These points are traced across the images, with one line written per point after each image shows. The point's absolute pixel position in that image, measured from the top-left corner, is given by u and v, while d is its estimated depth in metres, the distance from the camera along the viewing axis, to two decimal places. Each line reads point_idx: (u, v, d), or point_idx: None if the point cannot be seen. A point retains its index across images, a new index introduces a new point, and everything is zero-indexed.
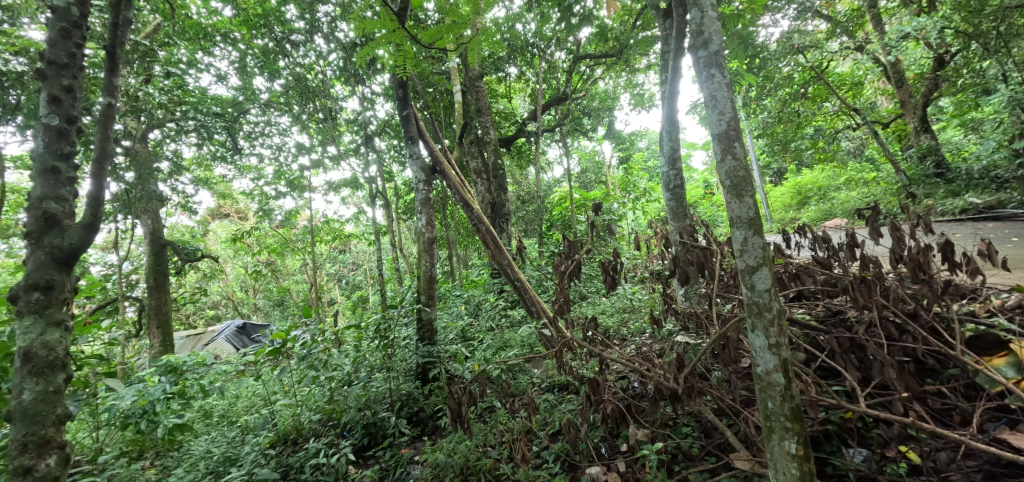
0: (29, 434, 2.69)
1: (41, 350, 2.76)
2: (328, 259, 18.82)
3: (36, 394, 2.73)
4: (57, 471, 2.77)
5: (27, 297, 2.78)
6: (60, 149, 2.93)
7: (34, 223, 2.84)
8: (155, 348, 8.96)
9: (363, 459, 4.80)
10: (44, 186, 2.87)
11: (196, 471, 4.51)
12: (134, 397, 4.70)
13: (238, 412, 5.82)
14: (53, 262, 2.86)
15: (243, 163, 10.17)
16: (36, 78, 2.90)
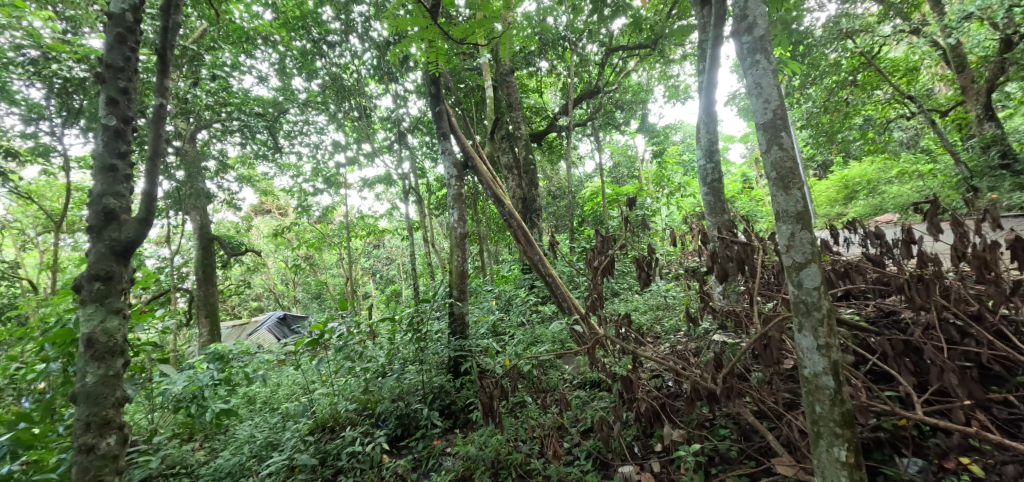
0: (92, 414, 2.88)
1: (102, 337, 2.95)
2: (362, 254, 19.31)
3: (98, 377, 2.92)
4: (117, 450, 2.96)
5: (89, 286, 2.97)
6: (117, 149, 3.11)
7: (94, 217, 3.02)
8: (203, 338, 9.41)
9: (397, 449, 4.90)
10: (103, 184, 3.05)
11: (241, 454, 4.74)
12: (186, 383, 4.99)
13: (279, 399, 6.07)
14: (111, 254, 3.05)
15: (283, 161, 10.54)
16: (95, 81, 3.07)
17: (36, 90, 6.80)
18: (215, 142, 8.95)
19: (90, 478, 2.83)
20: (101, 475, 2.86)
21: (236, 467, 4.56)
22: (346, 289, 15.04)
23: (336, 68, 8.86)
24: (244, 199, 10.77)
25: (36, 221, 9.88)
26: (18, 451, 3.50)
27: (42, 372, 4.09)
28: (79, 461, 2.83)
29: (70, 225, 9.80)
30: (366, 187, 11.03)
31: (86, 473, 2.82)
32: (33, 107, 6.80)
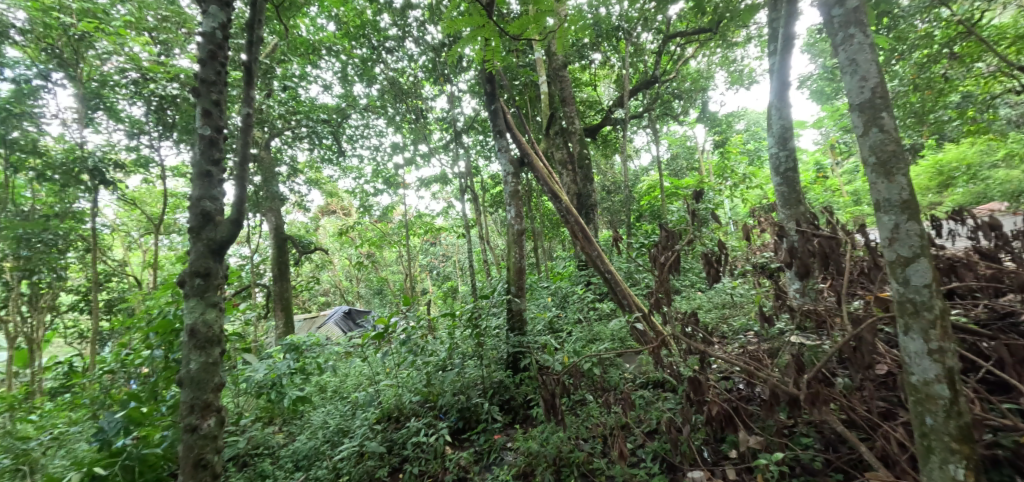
0: (195, 397, 3.19)
1: (202, 328, 3.25)
2: (420, 251, 19.89)
3: (200, 364, 3.22)
4: (215, 431, 3.25)
5: (191, 282, 3.27)
6: (211, 156, 3.40)
7: (194, 219, 3.33)
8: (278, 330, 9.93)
9: (459, 441, 5.01)
10: (200, 188, 3.35)
11: (316, 438, 5.08)
12: (267, 371, 5.40)
13: (347, 388, 6.41)
14: (209, 253, 3.34)
15: (346, 164, 11.07)
16: (191, 93, 3.37)
17: (138, 109, 7.63)
18: (287, 149, 9.57)
19: (195, 455, 3.15)
20: (203, 453, 3.16)
21: (312, 451, 4.90)
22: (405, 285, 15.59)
23: (393, 72, 9.19)
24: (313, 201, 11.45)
25: (139, 225, 11.06)
26: (129, 426, 4.03)
27: (146, 357, 4.71)
28: (186, 439, 3.13)
29: (167, 227, 10.90)
30: (423, 186, 11.34)
31: (191, 450, 3.14)
32: (135, 123, 7.63)
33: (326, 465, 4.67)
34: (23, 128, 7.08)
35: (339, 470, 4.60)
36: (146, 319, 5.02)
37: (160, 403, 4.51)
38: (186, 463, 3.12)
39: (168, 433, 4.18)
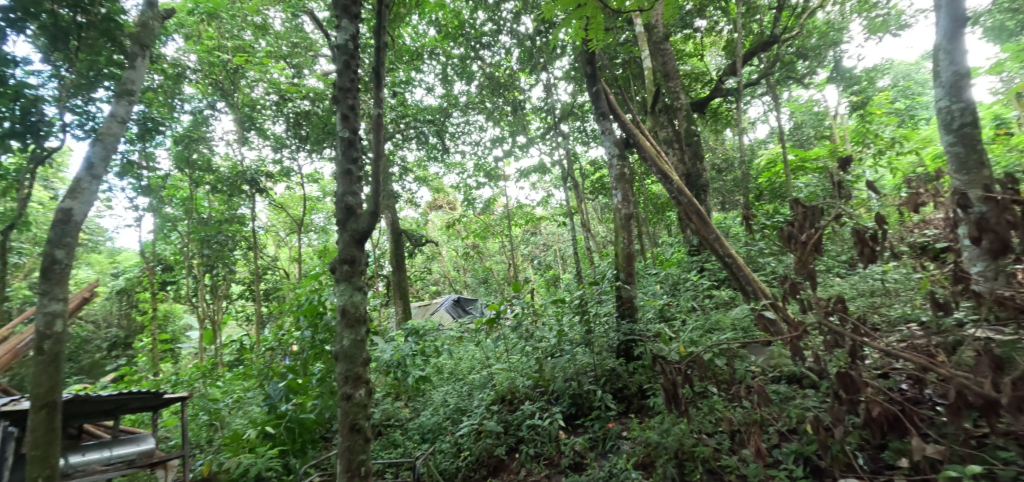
0: (348, 370, 3.60)
1: (352, 308, 3.66)
2: (522, 240, 20.19)
3: (351, 340, 3.64)
4: (365, 401, 3.63)
5: (341, 268, 3.71)
6: (350, 156, 3.80)
7: (340, 213, 3.76)
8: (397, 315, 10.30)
9: (572, 427, 5.02)
10: (344, 185, 3.77)
11: (438, 415, 5.63)
12: (393, 352, 5.94)
13: (463, 371, 6.78)
14: (353, 242, 3.73)
15: (450, 161, 11.54)
16: (331, 101, 3.81)
17: (280, 126, 8.73)
18: (399, 150, 10.35)
19: (351, 419, 3.56)
20: (356, 419, 3.55)
21: (435, 426, 5.44)
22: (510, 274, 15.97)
23: (490, 67, 9.38)
24: (423, 197, 12.13)
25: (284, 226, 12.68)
26: (290, 394, 5.63)
27: (297, 336, 5.99)
28: (343, 406, 3.55)
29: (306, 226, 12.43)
30: (522, 177, 11.42)
31: (347, 416, 3.54)
32: (278, 139, 8.83)
33: (451, 440, 5.04)
34: (198, 149, 8.33)
35: (462, 444, 4.97)
36: (295, 303, 6.23)
37: (311, 375, 5.74)
38: (344, 427, 3.54)
39: (317, 401, 5.70)
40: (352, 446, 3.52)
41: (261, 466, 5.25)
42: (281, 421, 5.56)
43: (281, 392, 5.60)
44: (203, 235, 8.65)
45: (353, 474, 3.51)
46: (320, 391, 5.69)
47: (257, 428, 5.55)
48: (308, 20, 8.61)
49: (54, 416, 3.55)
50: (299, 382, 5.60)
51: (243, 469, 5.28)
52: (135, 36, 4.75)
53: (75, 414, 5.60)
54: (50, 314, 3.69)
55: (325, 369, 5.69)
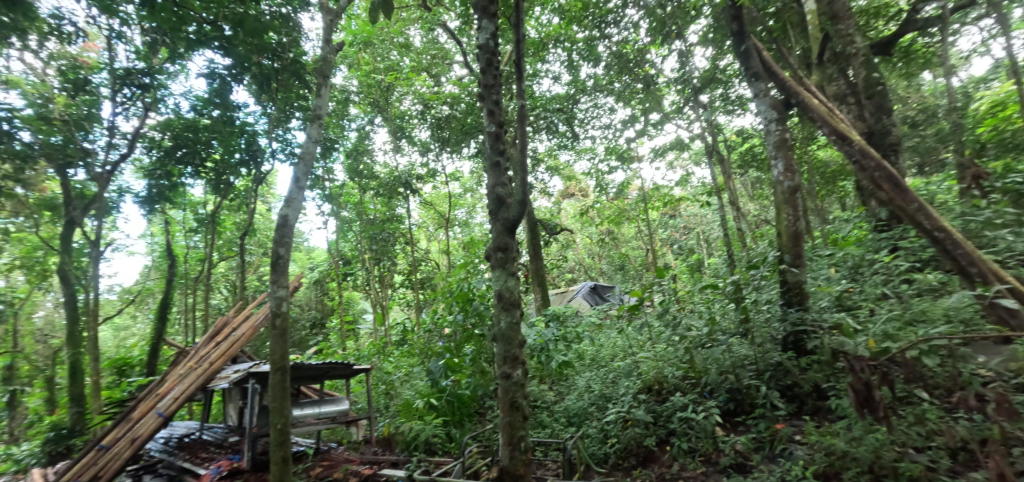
0: (507, 350, 3.91)
1: (508, 292, 3.96)
2: (660, 224, 19.00)
3: (509, 323, 3.96)
4: (522, 380, 3.88)
5: (497, 255, 4.06)
6: (498, 148, 4.19)
7: (492, 203, 4.14)
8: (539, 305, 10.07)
9: (732, 424, 4.59)
10: (493, 176, 4.17)
11: (583, 399, 5.74)
12: (536, 337, 6.21)
13: (605, 358, 6.70)
14: (506, 231, 4.03)
15: (580, 147, 10.63)
16: (479, 98, 4.26)
17: (425, 132, 9.52)
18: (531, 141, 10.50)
19: (510, 396, 3.83)
20: (515, 396, 3.83)
21: (582, 410, 5.54)
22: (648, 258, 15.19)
23: (618, 45, 8.91)
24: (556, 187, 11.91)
25: (433, 223, 13.68)
26: (449, 371, 6.11)
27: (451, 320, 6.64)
28: (503, 384, 3.85)
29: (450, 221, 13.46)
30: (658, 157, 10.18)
31: (507, 392, 3.83)
32: (424, 143, 9.63)
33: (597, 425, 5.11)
34: (363, 160, 9.76)
35: (608, 431, 4.99)
36: (448, 290, 6.93)
37: (465, 355, 6.33)
38: (505, 402, 3.83)
39: (472, 378, 6.22)
40: (513, 421, 3.79)
41: (429, 433, 6.11)
42: (443, 394, 6.30)
43: (442, 369, 6.07)
44: (372, 232, 9.97)
45: (515, 447, 3.74)
46: (473, 370, 6.25)
47: (424, 400, 6.55)
48: (442, 31, 9.25)
49: (285, 378, 4.46)
50: (456, 361, 6.10)
51: (415, 434, 6.20)
52: (320, 73, 5.70)
53: (294, 379, 6.99)
54: (280, 297, 4.69)
55: (476, 349, 6.35)
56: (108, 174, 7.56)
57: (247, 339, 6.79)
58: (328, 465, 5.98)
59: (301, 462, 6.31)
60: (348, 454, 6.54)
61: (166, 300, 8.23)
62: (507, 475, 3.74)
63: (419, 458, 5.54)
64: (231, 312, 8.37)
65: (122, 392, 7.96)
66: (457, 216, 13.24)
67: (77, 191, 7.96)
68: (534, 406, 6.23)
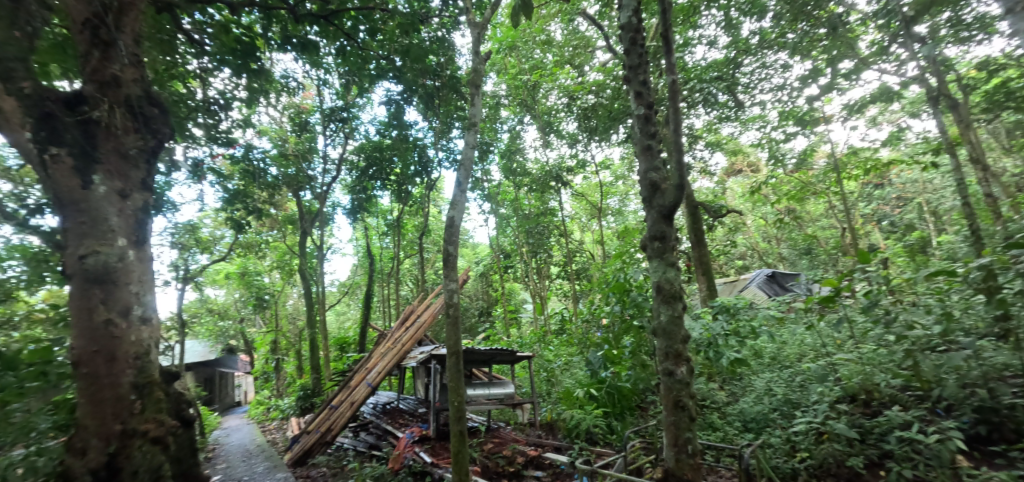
0: (668, 346, 3.76)
1: (666, 283, 3.81)
2: (864, 196, 15.44)
3: (669, 316, 3.79)
4: (688, 378, 3.67)
5: (652, 245, 3.94)
6: (649, 131, 4.07)
7: (645, 190, 4.01)
8: (704, 297, 8.79)
9: (983, 454, 3.49)
10: (646, 162, 4.05)
11: (763, 404, 5.05)
12: (702, 331, 5.73)
13: (790, 357, 5.80)
14: (661, 218, 3.88)
15: (748, 116, 9.40)
16: (625, 82, 4.21)
17: (572, 124, 9.57)
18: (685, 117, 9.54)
19: (674, 395, 3.64)
20: (681, 396, 3.61)
21: (761, 416, 4.92)
22: (847, 238, 12.59)
23: None
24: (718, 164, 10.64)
25: (585, 214, 13.63)
26: (609, 363, 6.06)
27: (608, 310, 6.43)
28: (666, 380, 3.70)
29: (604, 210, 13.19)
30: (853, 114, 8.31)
31: (670, 391, 3.66)
32: (571, 135, 9.73)
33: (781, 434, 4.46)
34: (516, 159, 10.30)
35: (796, 443, 4.26)
36: (604, 281, 6.78)
37: (624, 348, 6.10)
38: (668, 401, 3.65)
39: (631, 372, 5.97)
40: (677, 422, 3.59)
41: (591, 423, 6.11)
42: (603, 385, 6.31)
43: (601, 360, 6.18)
44: (528, 227, 10.45)
45: (681, 450, 3.53)
46: (633, 363, 5.97)
47: (584, 390, 6.57)
48: (582, 20, 9.12)
49: (461, 364, 4.68)
50: (615, 352, 6.00)
51: (577, 422, 6.27)
52: (471, 82, 5.87)
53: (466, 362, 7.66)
54: (450, 290, 5.09)
55: (637, 342, 6.00)
56: (325, 192, 9.56)
57: (429, 326, 7.52)
58: (497, 442, 6.42)
59: (475, 437, 6.91)
60: (515, 434, 6.94)
61: (368, 292, 9.99)
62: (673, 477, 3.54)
63: (582, 447, 5.68)
64: (417, 301, 9.68)
65: (344, 365, 9.96)
66: (610, 205, 12.92)
67: (305, 207, 10.21)
68: (702, 406, 5.77)
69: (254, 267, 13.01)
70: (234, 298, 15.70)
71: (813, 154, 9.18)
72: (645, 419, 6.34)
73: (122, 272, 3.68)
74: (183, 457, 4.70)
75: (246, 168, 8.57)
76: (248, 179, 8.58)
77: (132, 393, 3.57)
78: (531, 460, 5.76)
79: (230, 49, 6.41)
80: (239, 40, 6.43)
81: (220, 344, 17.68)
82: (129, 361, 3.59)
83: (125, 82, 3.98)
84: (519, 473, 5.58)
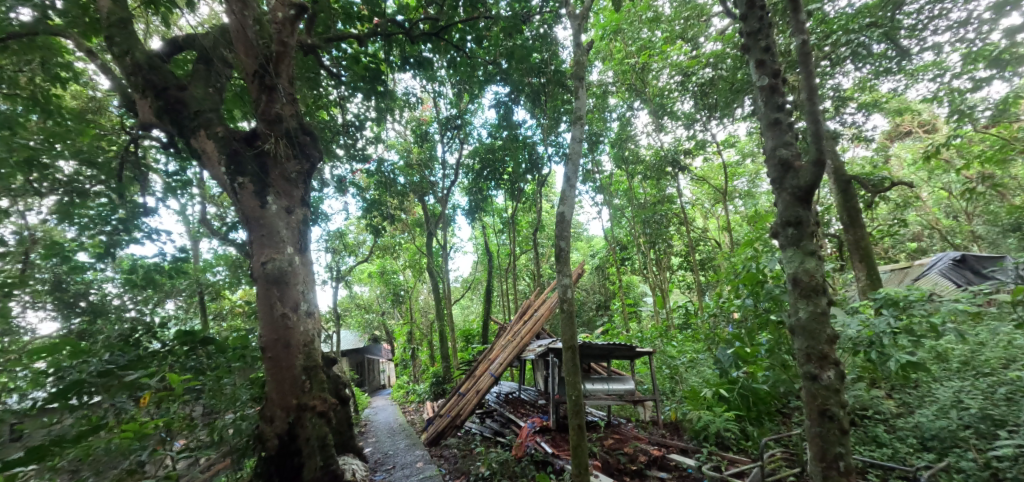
0: (810, 347, 3.17)
1: (805, 276, 3.24)
2: None
3: (810, 313, 3.20)
4: (838, 385, 3.08)
5: (785, 232, 3.37)
6: (775, 103, 3.49)
7: (775, 171, 3.45)
8: (861, 289, 7.04)
9: None
10: (774, 138, 3.47)
11: (948, 418, 4.14)
12: (860, 327, 4.62)
13: (990, 362, 4.60)
14: (795, 200, 3.30)
15: (918, 66, 7.63)
16: (743, 52, 3.68)
17: (689, 103, 8.85)
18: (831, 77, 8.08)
19: (818, 403, 3.09)
20: (828, 404, 3.06)
21: (945, 433, 4.03)
22: None
23: None
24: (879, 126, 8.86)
25: (708, 199, 12.51)
26: (739, 362, 5.05)
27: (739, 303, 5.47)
28: (808, 386, 3.15)
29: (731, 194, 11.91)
30: None
31: (815, 399, 3.11)
32: (689, 115, 9.00)
33: (976, 457, 3.69)
34: (628, 146, 9.87)
35: (999, 469, 3.48)
36: (734, 272, 5.86)
37: (759, 345, 5.10)
38: (812, 410, 3.13)
39: (770, 372, 5.00)
40: (824, 434, 3.05)
41: (720, 426, 5.22)
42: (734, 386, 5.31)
43: (730, 359, 5.03)
44: (644, 217, 9.95)
45: (829, 467, 3.01)
46: (772, 363, 5.00)
47: (712, 389, 5.66)
48: None
49: (576, 356, 3.91)
50: (747, 351, 4.98)
51: (704, 424, 5.38)
52: (575, 75, 4.92)
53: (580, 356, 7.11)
54: (564, 283, 4.12)
55: (774, 339, 5.01)
56: (445, 196, 10.35)
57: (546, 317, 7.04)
58: (618, 438, 5.36)
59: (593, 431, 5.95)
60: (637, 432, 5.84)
61: (488, 287, 10.51)
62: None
63: (712, 450, 4.66)
64: (534, 296, 9.83)
65: (470, 356, 10.64)
66: (738, 187, 11.63)
67: (429, 210, 11.19)
68: (862, 416, 4.77)
69: (391, 266, 14.61)
70: (377, 294, 17.84)
71: (1020, 101, 7.12)
72: (787, 427, 5.27)
73: (291, 275, 4.33)
74: (344, 429, 5.54)
75: (381, 179, 9.76)
76: (382, 189, 9.83)
77: (304, 375, 4.20)
78: (655, 460, 4.77)
79: (360, 76, 7.29)
80: (368, 67, 7.26)
81: (369, 334, 20.27)
82: (301, 348, 4.23)
83: (286, 117, 4.69)
84: (641, 473, 4.58)
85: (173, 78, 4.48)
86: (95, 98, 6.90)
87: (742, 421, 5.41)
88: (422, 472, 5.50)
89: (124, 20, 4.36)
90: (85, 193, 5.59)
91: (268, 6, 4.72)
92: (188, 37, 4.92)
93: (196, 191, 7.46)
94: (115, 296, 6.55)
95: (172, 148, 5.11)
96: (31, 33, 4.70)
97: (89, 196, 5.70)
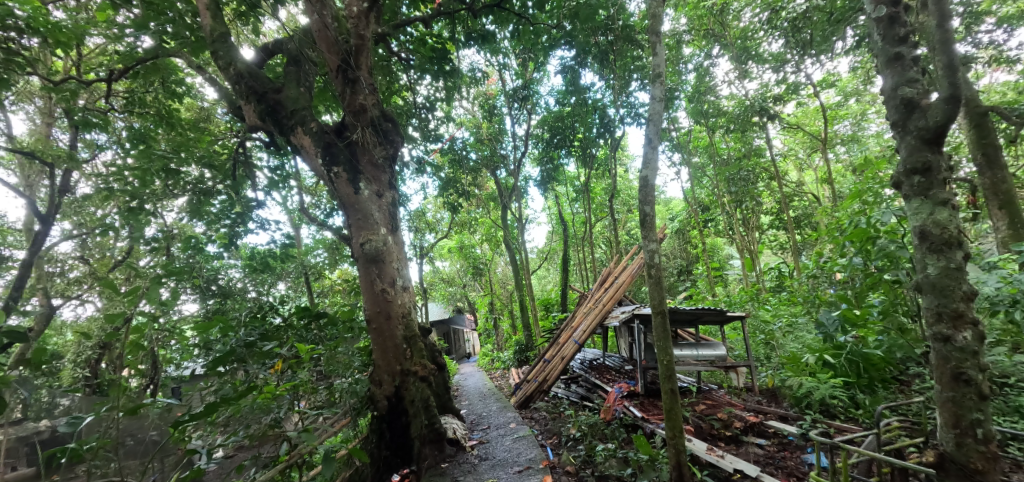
0: (942, 305, 2.76)
1: (935, 229, 2.80)
2: None
3: (940, 269, 2.78)
4: (976, 346, 2.66)
5: (910, 180, 2.92)
6: (895, 36, 2.99)
7: (897, 112, 2.97)
8: (1002, 238, 5.97)
9: None
10: (894, 76, 2.99)
11: None
12: (1000, 284, 3.91)
13: None
14: (923, 143, 2.84)
15: None
16: None
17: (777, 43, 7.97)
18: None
19: (952, 367, 2.71)
20: (963, 367, 2.67)
21: None
22: None
23: None
24: None
25: (804, 148, 11.31)
26: (847, 325, 4.63)
27: (845, 263, 4.98)
28: (939, 348, 2.77)
29: (831, 140, 10.62)
30: None
31: (947, 362, 2.73)
32: (777, 56, 8.09)
33: None
34: (707, 99, 9.20)
35: None
36: (838, 228, 5.24)
37: (871, 307, 4.62)
38: (942, 374, 2.76)
39: (883, 337, 4.55)
40: (958, 399, 2.68)
41: (826, 393, 4.65)
42: (841, 351, 4.88)
43: (836, 322, 4.59)
44: (728, 174, 9.27)
45: (964, 434, 2.65)
46: (885, 326, 4.53)
47: (815, 354, 5.11)
48: None
49: (666, 322, 3.63)
50: (857, 313, 4.54)
51: (807, 391, 4.91)
52: (649, 32, 4.47)
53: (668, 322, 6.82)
54: (650, 250, 3.81)
55: (889, 300, 4.51)
56: (516, 168, 10.40)
57: (627, 282, 6.86)
58: (711, 404, 5.18)
59: (684, 397, 5.81)
60: (731, 398, 5.56)
61: (566, 257, 10.51)
62: (952, 464, 2.69)
63: (817, 418, 4.34)
64: (613, 263, 9.62)
65: (551, 324, 10.85)
66: (839, 132, 10.36)
67: (502, 183, 11.37)
68: (1004, 385, 4.10)
69: (469, 241, 15.18)
70: (458, 267, 18.67)
71: None
72: (907, 395, 4.52)
73: (386, 254, 4.65)
74: (441, 393, 5.94)
75: (454, 157, 10.13)
76: (457, 167, 10.23)
77: (404, 343, 4.57)
78: (752, 426, 4.52)
79: (427, 57, 7.40)
80: (434, 48, 7.33)
81: (452, 305, 21.42)
82: (399, 319, 4.59)
83: (369, 106, 4.89)
84: (738, 439, 4.42)
85: (270, 83, 4.91)
86: (205, 109, 7.83)
87: (851, 389, 4.78)
88: (515, 432, 5.74)
89: (224, 35, 4.80)
90: (209, 192, 6.39)
91: (344, 3, 4.88)
92: (276, 42, 5.33)
93: (295, 183, 8.17)
94: (239, 280, 7.53)
95: (274, 147, 5.62)
96: (152, 58, 5.39)
97: (212, 194, 6.47)
